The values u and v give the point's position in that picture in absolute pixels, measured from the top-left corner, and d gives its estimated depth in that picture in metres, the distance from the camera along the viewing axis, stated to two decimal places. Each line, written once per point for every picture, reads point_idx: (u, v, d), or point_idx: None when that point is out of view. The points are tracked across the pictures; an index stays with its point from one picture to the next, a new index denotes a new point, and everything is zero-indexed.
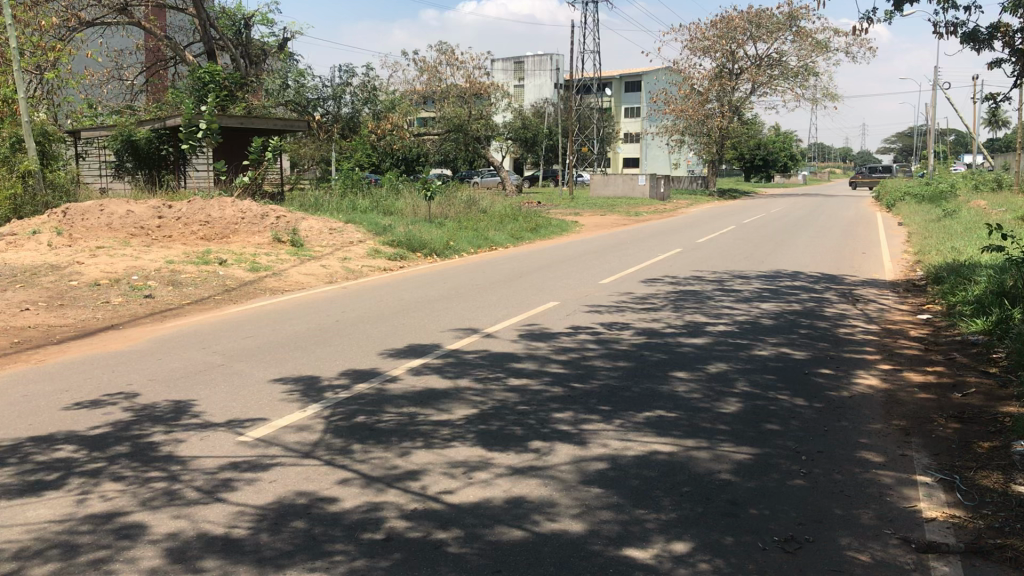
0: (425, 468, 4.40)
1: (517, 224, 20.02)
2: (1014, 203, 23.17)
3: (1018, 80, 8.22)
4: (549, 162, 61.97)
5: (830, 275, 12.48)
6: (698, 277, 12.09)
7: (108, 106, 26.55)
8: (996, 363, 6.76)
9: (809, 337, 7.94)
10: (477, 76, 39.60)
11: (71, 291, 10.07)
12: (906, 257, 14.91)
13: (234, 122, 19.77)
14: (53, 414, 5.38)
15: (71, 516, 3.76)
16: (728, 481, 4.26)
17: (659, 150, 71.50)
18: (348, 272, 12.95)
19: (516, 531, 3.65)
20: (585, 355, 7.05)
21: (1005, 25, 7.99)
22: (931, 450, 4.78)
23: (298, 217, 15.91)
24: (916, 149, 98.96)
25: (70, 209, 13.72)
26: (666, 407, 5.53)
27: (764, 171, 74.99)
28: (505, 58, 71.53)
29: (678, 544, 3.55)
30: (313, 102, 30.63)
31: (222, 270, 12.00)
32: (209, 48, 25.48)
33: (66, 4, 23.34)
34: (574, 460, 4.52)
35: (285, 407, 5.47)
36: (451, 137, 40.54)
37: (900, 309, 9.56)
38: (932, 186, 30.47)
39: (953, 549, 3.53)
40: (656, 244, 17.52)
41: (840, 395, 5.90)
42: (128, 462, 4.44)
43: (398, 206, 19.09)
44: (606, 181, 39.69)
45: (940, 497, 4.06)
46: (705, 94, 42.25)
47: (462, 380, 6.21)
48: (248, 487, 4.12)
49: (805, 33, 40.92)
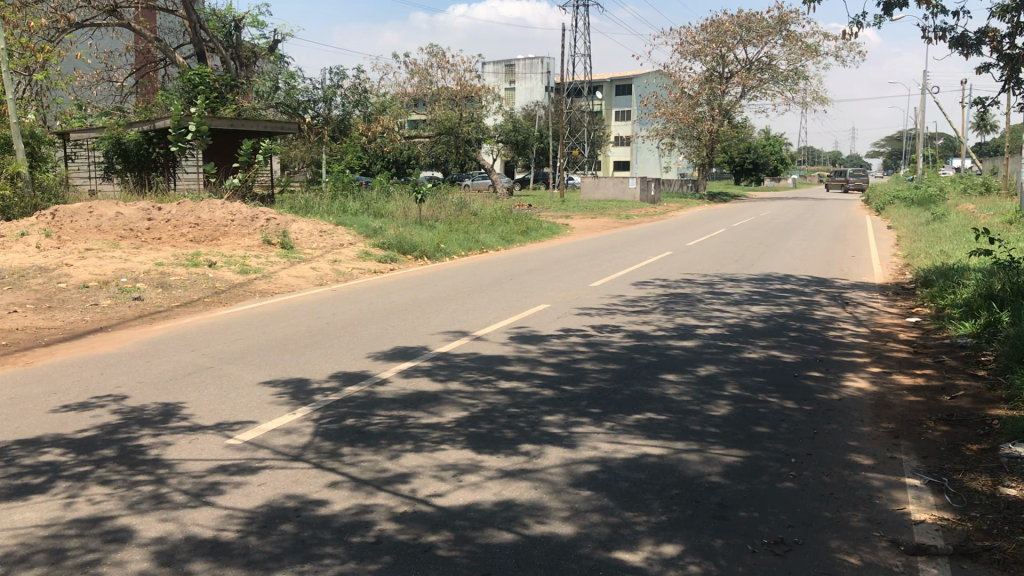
0: (414, 470, 4.39)
1: (508, 226, 20.06)
2: (1002, 207, 23.43)
3: (1006, 85, 8.28)
4: (540, 165, 62.07)
5: (820, 278, 12.51)
6: (689, 280, 12.09)
7: (96, 107, 26.41)
8: (985, 366, 6.80)
9: (799, 340, 7.96)
10: (468, 79, 39.69)
11: (59, 293, 10.01)
12: (897, 260, 14.98)
13: (224, 125, 19.68)
14: (41, 416, 5.35)
15: (58, 520, 3.72)
16: (718, 483, 4.26)
17: (650, 153, 71.58)
18: (339, 274, 12.93)
19: (506, 533, 3.65)
20: (575, 358, 7.06)
21: (992, 30, 8.05)
22: (920, 452, 4.81)
23: (289, 219, 15.86)
24: (904, 152, 99.41)
25: (59, 211, 13.61)
26: (656, 409, 5.54)
27: (754, 174, 75.27)
28: (496, 61, 71.82)
29: (668, 546, 3.55)
30: (303, 104, 29.96)
31: (212, 272, 11.95)
32: (200, 49, 25.56)
33: (56, 4, 23.13)
34: (564, 463, 4.52)
35: (275, 410, 5.45)
36: (442, 140, 40.11)
37: (889, 312, 9.61)
38: (921, 190, 30.66)
39: (942, 551, 3.54)
40: (647, 247, 17.58)
41: (830, 397, 5.93)
42: (115, 466, 4.40)
43: (389, 208, 19.07)
44: (596, 184, 39.93)
45: (929, 500, 4.08)
46: (696, 98, 42.41)
47: (451, 383, 6.19)
48: (236, 490, 4.10)
49: (794, 38, 41.13)
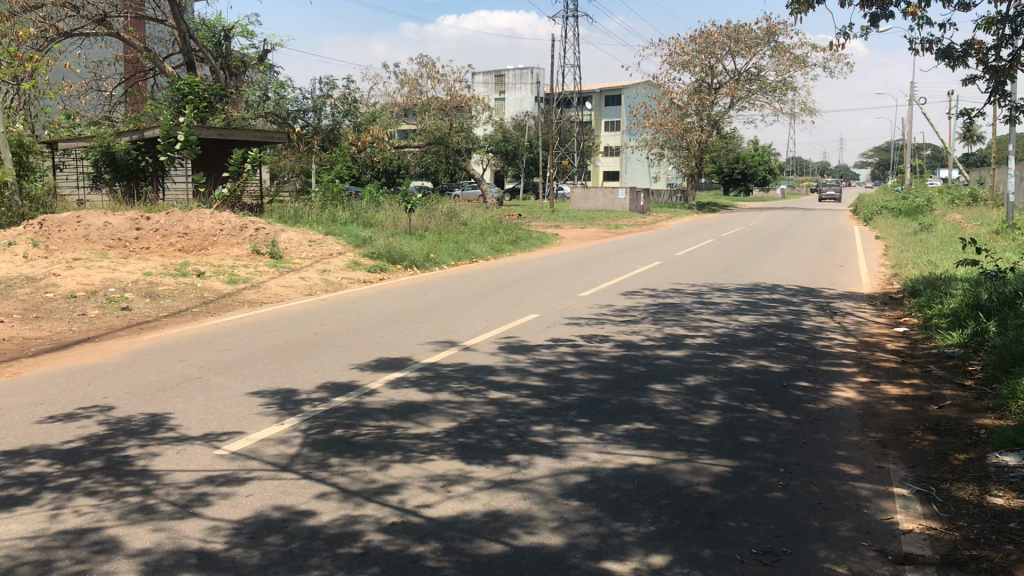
0: (404, 481, 4.36)
1: (498, 236, 20.07)
2: (988, 216, 23.85)
3: (992, 97, 8.36)
4: (530, 174, 62.21)
5: (807, 288, 12.61)
6: (677, 290, 12.14)
7: (85, 117, 26.20)
8: (972, 375, 6.85)
9: (787, 349, 7.99)
10: (458, 89, 39.74)
11: (46, 303, 9.90)
12: (884, 270, 15.10)
13: (213, 134, 19.60)
14: (26, 427, 5.29)
15: (44, 531, 3.68)
16: (707, 494, 4.26)
17: (639, 164, 71.94)
18: (328, 284, 12.86)
19: (495, 544, 3.62)
20: (564, 367, 7.06)
21: (978, 42, 8.15)
22: (908, 461, 4.82)
23: (278, 229, 15.81)
24: (892, 163, 99.97)
25: (46, 221, 13.53)
26: (644, 419, 5.53)
27: (743, 184, 75.63)
28: (485, 72, 72.18)
29: (656, 557, 3.53)
30: (293, 113, 29.59)
31: (200, 282, 11.88)
32: (189, 59, 25.48)
33: (45, 13, 22.90)
34: (552, 473, 4.50)
35: (263, 421, 5.42)
36: (431, 150, 40.19)
37: (876, 321, 9.68)
38: (909, 201, 30.92)
39: (930, 560, 3.54)
40: (636, 257, 17.59)
41: (818, 406, 5.95)
42: (101, 477, 4.36)
43: (378, 218, 19.03)
44: (586, 195, 40.06)
45: (917, 509, 4.09)
46: (685, 108, 42.63)
47: (441, 394, 6.15)
48: (224, 501, 4.05)
49: (783, 49, 41.46)
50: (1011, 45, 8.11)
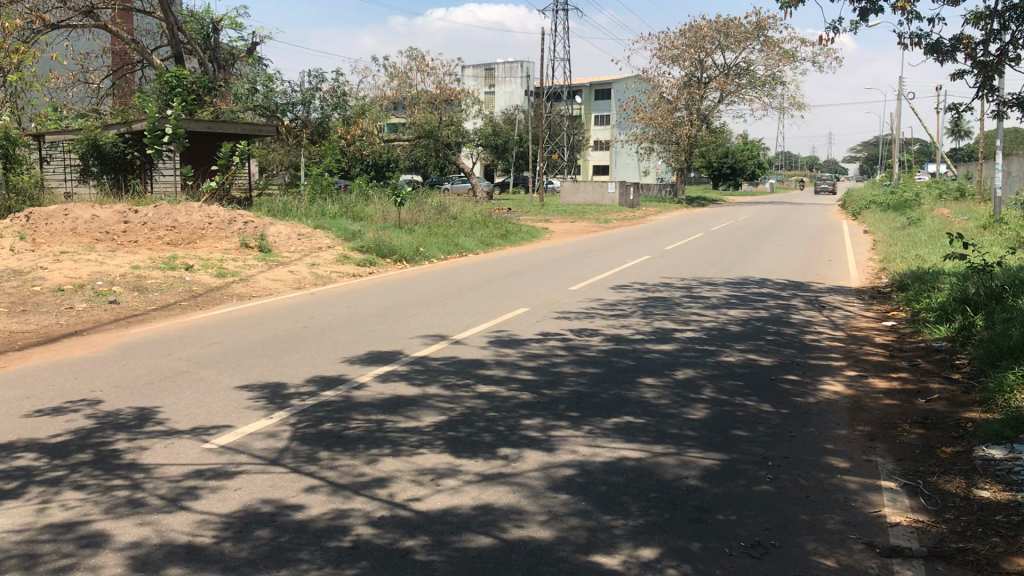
0: (392, 475, 4.35)
1: (487, 230, 20.09)
2: (975, 211, 24.09)
3: (981, 91, 8.40)
4: (520, 168, 62.16)
5: (795, 282, 12.69)
6: (667, 284, 12.18)
7: (72, 109, 26.01)
8: (959, 369, 6.91)
9: (777, 343, 8.02)
10: (448, 83, 39.58)
11: (34, 296, 9.84)
12: (872, 264, 15.19)
13: (202, 127, 19.42)
14: (14, 421, 5.25)
15: (30, 526, 3.65)
16: (696, 487, 4.28)
17: (630, 158, 72.14)
18: (317, 278, 12.83)
19: (483, 538, 3.63)
20: (554, 361, 7.06)
21: (966, 38, 8.19)
22: (896, 455, 4.86)
23: (266, 222, 15.73)
24: (880, 158, 100.62)
25: (33, 213, 13.46)
26: (634, 413, 5.55)
27: (732, 179, 75.96)
28: (475, 65, 72.03)
29: (645, 550, 3.55)
30: (281, 106, 29.38)
31: (188, 276, 11.83)
32: (177, 51, 25.34)
33: (32, 5, 22.70)
34: (542, 467, 4.51)
35: (251, 415, 5.39)
36: (421, 144, 40.02)
37: (865, 316, 9.71)
38: (898, 196, 31.13)
39: (917, 553, 3.59)
40: (626, 251, 17.55)
41: (806, 400, 5.98)
42: (89, 471, 4.33)
43: (368, 211, 18.96)
44: (575, 189, 40.22)
45: (904, 502, 4.13)
46: (674, 102, 42.71)
47: (430, 388, 6.15)
48: (213, 495, 4.05)
49: (772, 43, 41.58)
50: (999, 41, 8.16)
